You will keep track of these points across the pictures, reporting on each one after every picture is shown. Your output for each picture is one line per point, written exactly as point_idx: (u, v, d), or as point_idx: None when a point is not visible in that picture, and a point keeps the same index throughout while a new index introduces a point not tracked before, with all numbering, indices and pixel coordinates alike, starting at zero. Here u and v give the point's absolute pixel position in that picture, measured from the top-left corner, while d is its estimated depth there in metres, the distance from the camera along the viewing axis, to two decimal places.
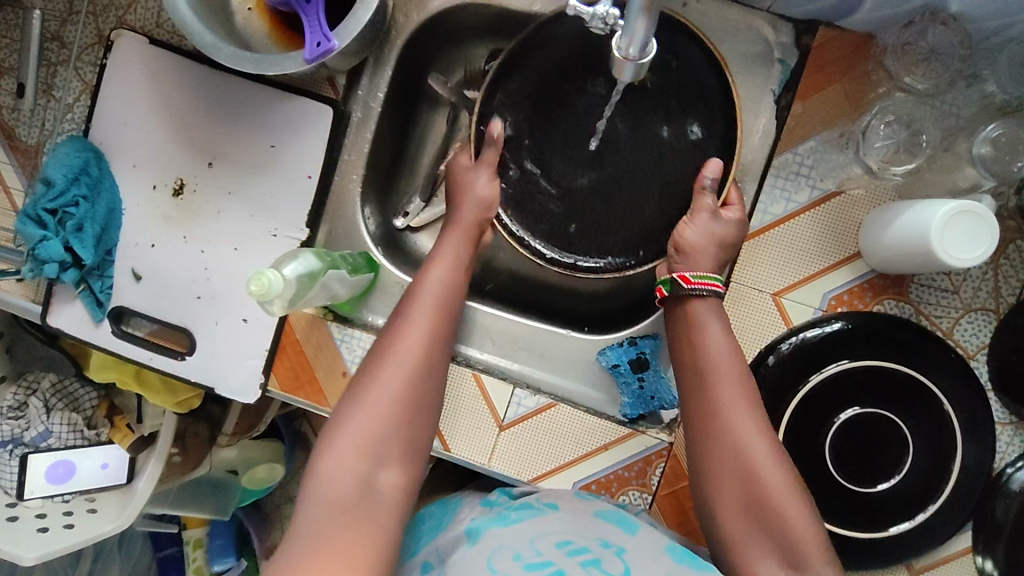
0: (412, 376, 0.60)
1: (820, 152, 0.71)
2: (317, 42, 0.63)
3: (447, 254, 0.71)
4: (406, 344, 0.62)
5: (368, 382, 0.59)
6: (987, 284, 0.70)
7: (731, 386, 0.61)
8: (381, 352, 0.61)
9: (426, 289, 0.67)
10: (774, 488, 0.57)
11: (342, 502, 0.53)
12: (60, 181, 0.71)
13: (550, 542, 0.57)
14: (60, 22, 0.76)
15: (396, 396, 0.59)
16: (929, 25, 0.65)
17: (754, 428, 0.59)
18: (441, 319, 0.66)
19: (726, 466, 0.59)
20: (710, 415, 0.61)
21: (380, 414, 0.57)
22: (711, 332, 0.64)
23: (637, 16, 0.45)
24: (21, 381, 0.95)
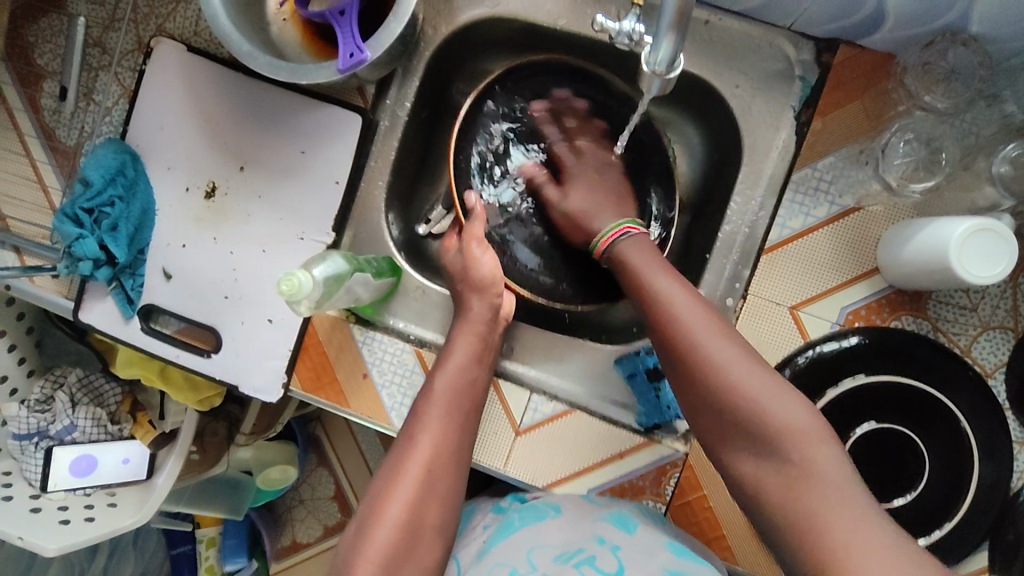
0: (419, 491, 0.61)
1: (839, 168, 0.72)
2: (350, 53, 0.65)
3: (457, 357, 0.70)
4: (414, 464, 0.62)
5: (383, 490, 0.61)
6: (1005, 302, 0.70)
7: (681, 297, 0.61)
8: (389, 475, 0.62)
9: (441, 394, 0.67)
10: (749, 388, 0.55)
11: None
12: (97, 181, 0.74)
13: (547, 554, 0.59)
14: (103, 29, 0.79)
15: (400, 515, 0.59)
16: (950, 45, 0.66)
17: (711, 328, 0.59)
18: (451, 428, 0.66)
19: (693, 384, 0.58)
20: (670, 341, 0.60)
21: (388, 539, 0.57)
22: (643, 262, 0.66)
23: (665, 32, 0.47)
24: (49, 376, 0.97)
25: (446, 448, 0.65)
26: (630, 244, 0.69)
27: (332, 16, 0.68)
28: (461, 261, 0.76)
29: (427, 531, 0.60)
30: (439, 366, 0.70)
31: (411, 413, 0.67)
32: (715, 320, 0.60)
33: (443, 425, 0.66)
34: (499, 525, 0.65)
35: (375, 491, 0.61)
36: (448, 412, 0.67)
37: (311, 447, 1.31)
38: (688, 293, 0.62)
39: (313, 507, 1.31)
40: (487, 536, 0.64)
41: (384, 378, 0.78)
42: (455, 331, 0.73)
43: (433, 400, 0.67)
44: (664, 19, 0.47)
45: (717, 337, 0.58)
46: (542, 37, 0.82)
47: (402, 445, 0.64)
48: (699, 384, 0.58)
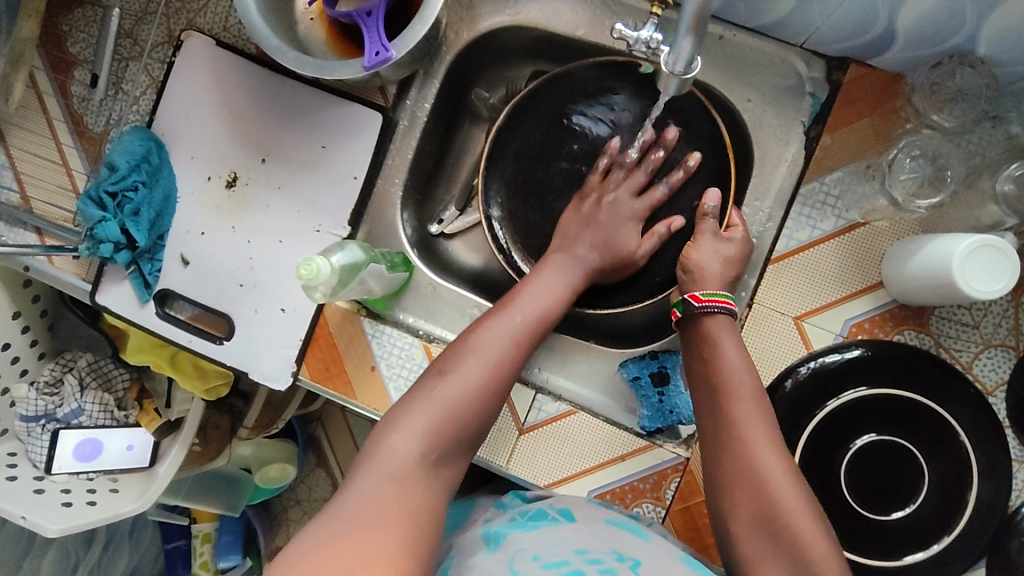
0: (498, 381, 0.64)
1: (847, 183, 0.73)
2: (376, 51, 0.68)
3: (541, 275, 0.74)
4: (502, 352, 0.65)
5: (462, 360, 0.63)
6: (1007, 321, 0.71)
7: (742, 401, 0.63)
8: (471, 350, 0.65)
9: (534, 301, 0.71)
10: (789, 509, 0.57)
11: (402, 474, 0.56)
12: (123, 166, 0.76)
13: (568, 548, 0.59)
14: (135, 21, 0.81)
15: (477, 386, 0.62)
16: (957, 67, 0.68)
17: (762, 439, 0.61)
18: (534, 333, 0.69)
19: (737, 489, 0.60)
20: (726, 445, 0.62)
21: (460, 400, 0.61)
22: (728, 352, 0.66)
23: (683, 35, 0.49)
24: (59, 359, 0.98)
25: (526, 344, 0.68)
26: (723, 322, 0.68)
27: (359, 17, 0.70)
28: (611, 217, 0.78)
29: (492, 412, 0.63)
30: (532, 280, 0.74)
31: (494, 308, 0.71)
32: (776, 436, 0.61)
33: (532, 330, 0.69)
34: (508, 522, 0.66)
35: (448, 356, 0.64)
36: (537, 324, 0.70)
37: (310, 445, 1.31)
38: (755, 394, 0.63)
39: (309, 507, 1.30)
40: (497, 528, 0.65)
41: (391, 372, 0.79)
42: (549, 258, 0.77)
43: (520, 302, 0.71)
44: (683, 23, 0.48)
45: (770, 452, 0.60)
46: (559, 46, 0.84)
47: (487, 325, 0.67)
48: (741, 494, 0.60)
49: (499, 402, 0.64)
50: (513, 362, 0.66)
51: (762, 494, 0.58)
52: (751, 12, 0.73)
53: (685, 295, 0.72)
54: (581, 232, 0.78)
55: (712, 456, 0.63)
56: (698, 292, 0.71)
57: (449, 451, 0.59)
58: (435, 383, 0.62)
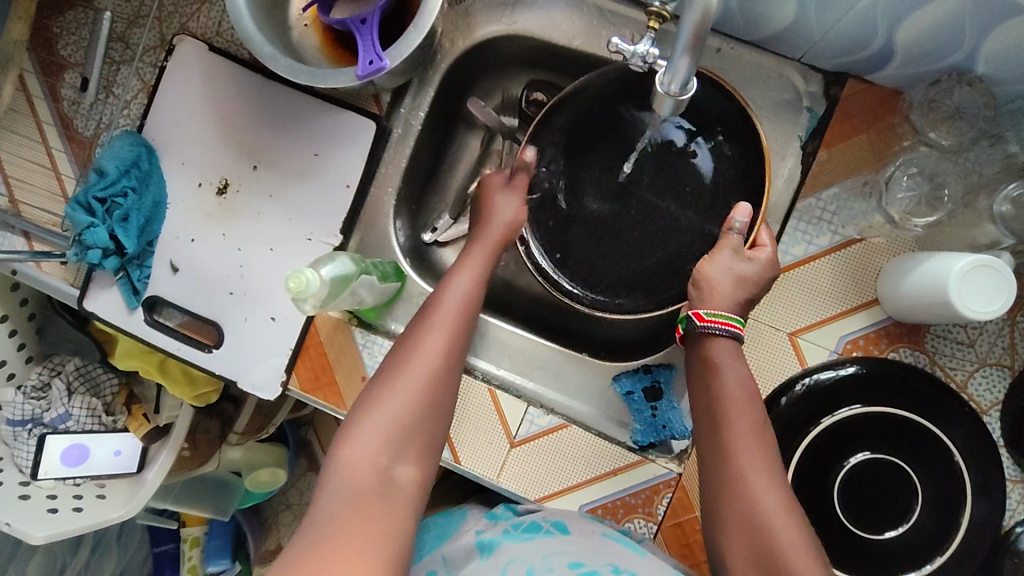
0: (441, 373, 0.62)
1: (843, 200, 0.73)
2: (370, 60, 0.67)
3: (470, 263, 0.72)
4: (438, 344, 0.64)
5: (403, 360, 0.62)
6: (1002, 340, 0.71)
7: (741, 427, 0.62)
8: (408, 349, 0.63)
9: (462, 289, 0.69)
10: (784, 540, 0.55)
11: (363, 490, 0.54)
12: (112, 172, 0.75)
13: (563, 561, 0.58)
14: (127, 24, 0.80)
15: (420, 383, 0.61)
16: (956, 85, 0.67)
17: (758, 466, 0.60)
18: (470, 318, 0.68)
19: (732, 520, 0.59)
20: (723, 474, 0.61)
21: (404, 400, 0.59)
22: (730, 376, 0.65)
23: (680, 54, 0.48)
24: (47, 363, 0.97)
25: (464, 332, 0.66)
26: (726, 345, 0.67)
27: (354, 25, 0.69)
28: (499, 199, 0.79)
29: (440, 405, 0.61)
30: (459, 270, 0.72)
31: (424, 304, 0.69)
32: (773, 464, 0.60)
33: (466, 317, 0.67)
34: (502, 532, 0.66)
35: (390, 361, 0.63)
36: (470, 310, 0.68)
37: (301, 451, 1.30)
38: (756, 420, 0.63)
39: (299, 513, 1.29)
40: (491, 538, 0.65)
41: None
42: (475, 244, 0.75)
43: (449, 292, 0.68)
44: (680, 42, 0.48)
45: (764, 474, 0.59)
46: (556, 55, 0.83)
47: (420, 322, 0.66)
48: (733, 526, 0.59)
49: (447, 394, 0.62)
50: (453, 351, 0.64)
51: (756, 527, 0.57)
52: (750, 26, 0.72)
53: (689, 312, 0.70)
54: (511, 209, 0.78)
55: (711, 486, 0.62)
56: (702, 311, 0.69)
57: (408, 452, 0.58)
58: (379, 389, 0.60)
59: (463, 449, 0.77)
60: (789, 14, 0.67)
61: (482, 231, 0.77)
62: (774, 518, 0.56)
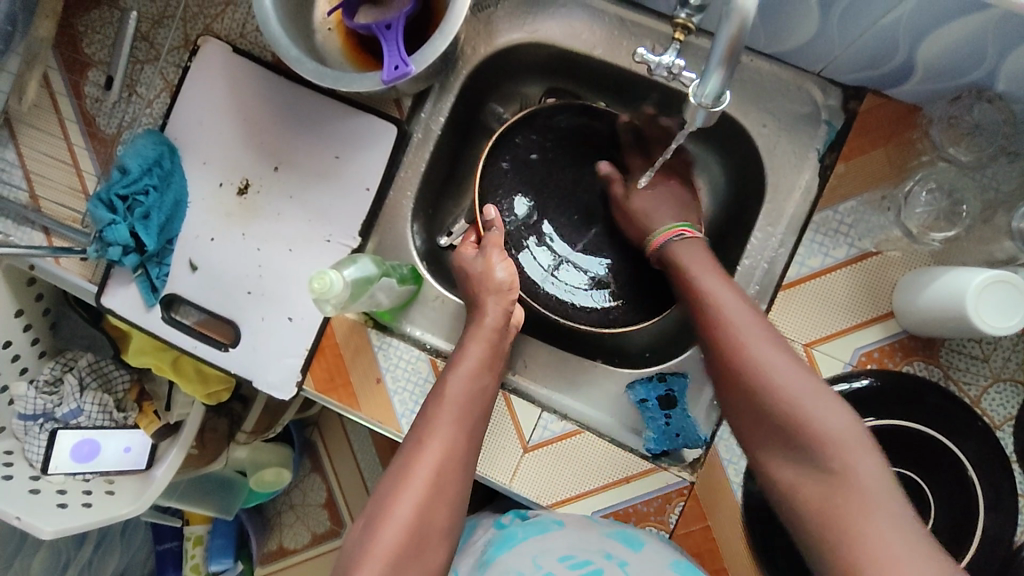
0: (429, 495, 0.60)
1: (860, 213, 0.73)
2: (395, 65, 0.67)
3: (467, 361, 0.70)
4: (423, 466, 0.61)
5: (392, 486, 0.60)
6: (1017, 356, 0.71)
7: (722, 294, 0.66)
8: (397, 474, 0.61)
9: (453, 395, 0.67)
10: (773, 371, 0.58)
11: None
12: (135, 170, 0.76)
13: (553, 559, 0.60)
14: (152, 24, 0.81)
15: (407, 519, 0.58)
16: (975, 102, 0.68)
17: (743, 319, 0.63)
18: (462, 420, 0.66)
19: (733, 382, 0.61)
20: (721, 349, 0.62)
21: (393, 539, 0.57)
22: (699, 266, 0.70)
23: (715, 67, 0.49)
24: (60, 359, 0.98)
25: (454, 441, 0.64)
26: (682, 245, 0.74)
27: (378, 30, 0.70)
28: (480, 269, 0.77)
29: (431, 541, 0.59)
30: (449, 370, 0.70)
31: (421, 414, 0.67)
32: (756, 315, 0.64)
33: (453, 430, 0.65)
34: (502, 538, 0.67)
35: (382, 491, 0.61)
36: (461, 415, 0.66)
37: (306, 451, 1.30)
38: (730, 287, 0.67)
39: (302, 514, 1.30)
40: (491, 550, 0.65)
41: (397, 385, 0.78)
42: (467, 337, 0.73)
43: (446, 401, 0.67)
44: (715, 55, 0.49)
45: (750, 324, 0.62)
46: (572, 63, 0.84)
47: (410, 449, 0.63)
48: (728, 380, 0.61)
49: (439, 523, 0.60)
50: (441, 475, 0.62)
51: (755, 386, 0.59)
52: (772, 39, 0.73)
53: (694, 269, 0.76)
54: (506, 269, 0.77)
55: (713, 364, 0.63)
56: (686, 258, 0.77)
57: None
58: (369, 526, 0.58)
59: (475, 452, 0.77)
60: (811, 27, 0.67)
61: (475, 328, 0.73)
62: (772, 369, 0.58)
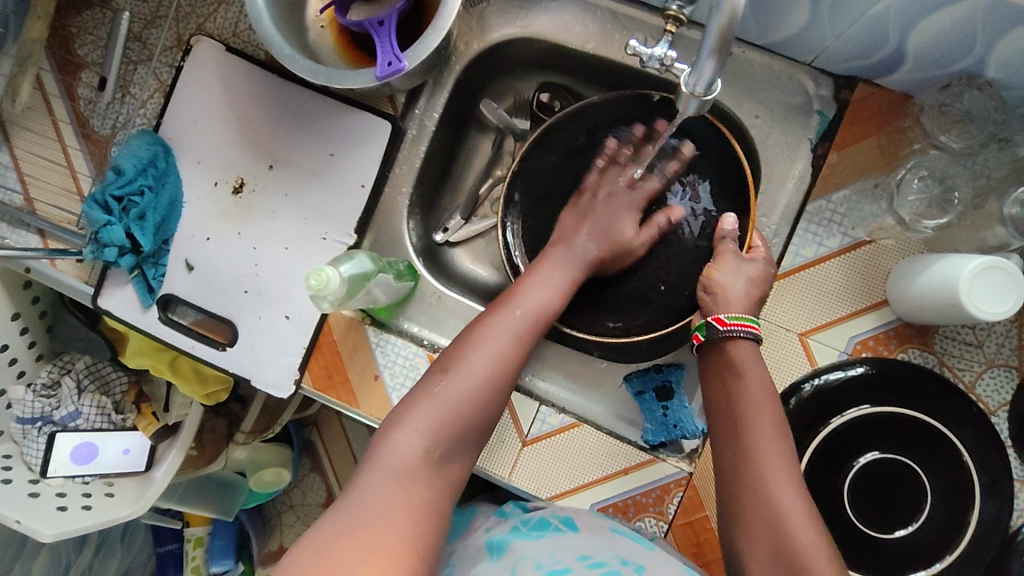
0: (510, 358, 0.63)
1: (853, 202, 0.74)
2: (389, 61, 0.67)
3: (562, 257, 0.73)
4: (511, 332, 0.64)
5: (474, 341, 0.63)
6: (1010, 341, 0.72)
7: (766, 430, 0.63)
8: (483, 331, 0.64)
9: (542, 282, 0.70)
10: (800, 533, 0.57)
11: (405, 471, 0.55)
12: (129, 171, 0.76)
13: (571, 553, 0.60)
14: (144, 24, 0.81)
15: (485, 377, 0.61)
16: (966, 89, 0.68)
17: (781, 466, 0.61)
18: (552, 304, 0.69)
19: (758, 527, 0.59)
20: (746, 473, 0.62)
21: (469, 392, 0.60)
22: (753, 380, 0.66)
23: (706, 58, 0.50)
24: (57, 362, 0.97)
25: (540, 324, 0.67)
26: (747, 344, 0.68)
27: (372, 26, 0.70)
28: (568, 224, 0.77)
29: (497, 407, 0.62)
30: (540, 263, 0.73)
31: (509, 290, 0.70)
32: (791, 462, 0.62)
33: (542, 309, 0.68)
34: (511, 529, 0.66)
35: (463, 343, 0.64)
36: (550, 300, 0.69)
37: (305, 451, 1.30)
38: (775, 420, 0.64)
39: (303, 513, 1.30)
40: (499, 535, 0.65)
41: (395, 381, 0.78)
42: (556, 245, 0.75)
43: (539, 287, 0.69)
44: (706, 45, 0.49)
45: (785, 474, 0.61)
46: (567, 58, 0.84)
47: (496, 313, 0.66)
48: (757, 522, 0.59)
49: (499, 400, 0.62)
50: (522, 347, 0.65)
51: (767, 514, 0.59)
52: (762, 30, 0.74)
53: (708, 318, 0.70)
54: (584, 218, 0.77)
55: (729, 484, 0.63)
56: (722, 316, 0.69)
57: (457, 443, 0.59)
58: (441, 373, 0.61)
59: None
60: (802, 18, 0.68)
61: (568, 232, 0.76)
62: (778, 478, 0.60)
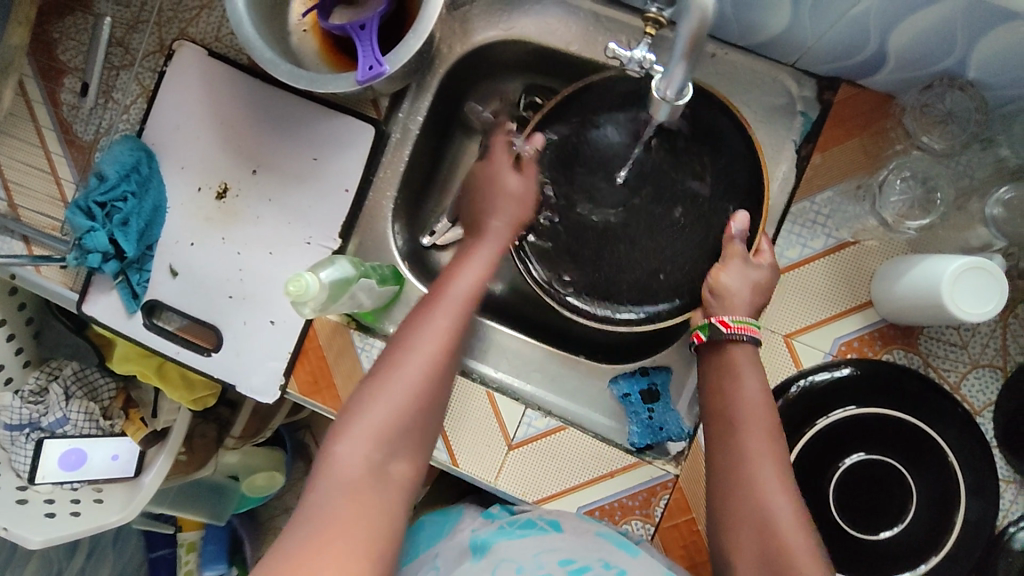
0: (446, 348, 0.61)
1: (837, 203, 0.73)
2: (369, 65, 0.67)
3: (489, 241, 0.71)
4: (442, 322, 0.62)
5: (406, 338, 0.61)
6: (995, 341, 0.72)
7: (758, 432, 0.62)
8: (414, 326, 0.62)
9: (471, 268, 0.67)
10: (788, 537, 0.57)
11: (353, 485, 0.53)
12: (112, 177, 0.76)
13: (554, 557, 0.59)
14: (126, 29, 0.80)
15: (420, 375, 0.59)
16: (947, 90, 0.68)
17: (773, 468, 0.60)
18: (481, 288, 0.66)
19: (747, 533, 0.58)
20: (736, 476, 0.61)
21: (407, 390, 0.58)
22: (748, 384, 0.65)
23: (677, 61, 0.50)
24: (44, 368, 0.97)
25: (471, 309, 0.65)
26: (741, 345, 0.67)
27: (353, 30, 0.70)
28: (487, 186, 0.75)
29: (439, 401, 0.60)
30: (470, 249, 0.70)
31: (437, 280, 0.67)
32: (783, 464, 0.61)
33: (473, 294, 0.65)
34: (496, 531, 0.65)
35: (396, 342, 0.61)
36: (479, 284, 0.66)
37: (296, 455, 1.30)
38: (768, 421, 0.63)
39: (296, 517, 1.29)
40: (482, 537, 0.64)
41: None
42: (488, 224, 0.72)
43: (464, 273, 0.67)
44: (677, 50, 0.49)
45: (776, 476, 0.60)
46: (551, 60, 0.84)
47: (426, 306, 0.64)
48: (744, 527, 0.59)
49: (440, 396, 0.60)
50: (456, 335, 0.62)
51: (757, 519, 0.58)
52: (745, 32, 0.73)
53: (712, 318, 0.69)
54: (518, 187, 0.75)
55: (718, 487, 0.63)
56: (727, 317, 0.68)
57: (403, 445, 0.57)
58: (379, 376, 0.59)
59: (460, 452, 0.77)
60: (783, 19, 0.68)
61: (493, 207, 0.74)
62: (767, 482, 0.60)
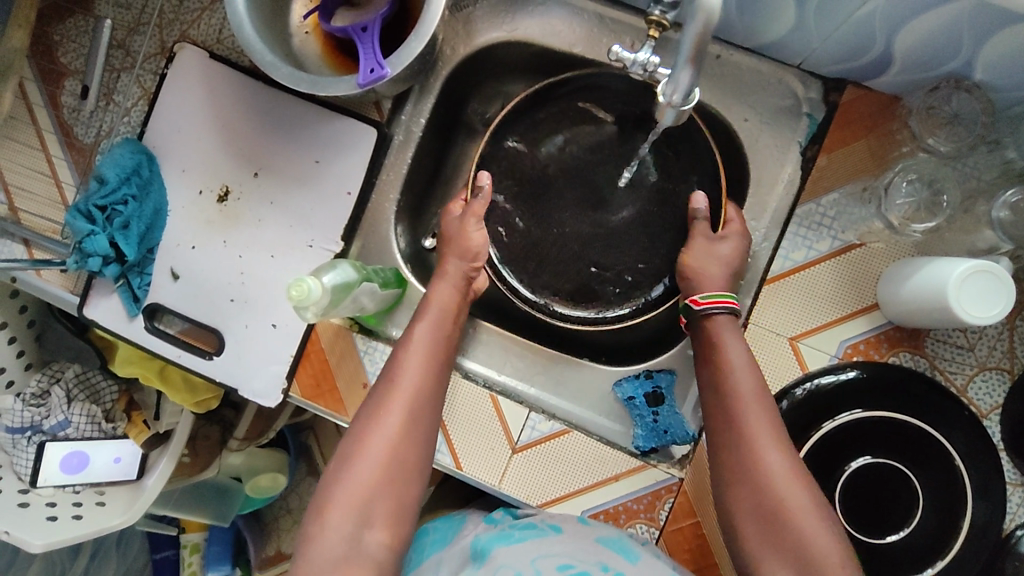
0: (405, 422, 0.64)
1: (843, 205, 0.73)
2: (371, 68, 0.67)
3: (432, 310, 0.73)
4: (398, 399, 0.65)
5: (369, 420, 0.63)
6: (1001, 344, 0.71)
7: (751, 401, 0.63)
8: (372, 408, 0.64)
9: (419, 341, 0.70)
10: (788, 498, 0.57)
11: (335, 563, 0.56)
12: (112, 179, 0.75)
13: (552, 563, 0.58)
14: (127, 31, 0.80)
15: (384, 454, 0.61)
16: (953, 92, 0.68)
17: (768, 433, 0.61)
18: (432, 360, 0.69)
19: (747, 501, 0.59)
20: (733, 446, 0.62)
21: (373, 470, 0.60)
22: (732, 353, 0.66)
23: (683, 65, 0.49)
24: (46, 371, 0.97)
25: (425, 382, 0.67)
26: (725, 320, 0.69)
27: (355, 32, 0.70)
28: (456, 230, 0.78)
29: (409, 473, 0.62)
30: (418, 318, 0.72)
31: (390, 357, 0.69)
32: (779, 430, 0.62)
33: (423, 367, 0.68)
34: (498, 534, 0.65)
35: (361, 422, 0.64)
36: (428, 359, 0.69)
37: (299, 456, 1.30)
38: (758, 388, 0.64)
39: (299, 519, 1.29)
40: (484, 542, 0.64)
41: None
42: (433, 287, 0.75)
43: (411, 348, 0.69)
44: (682, 53, 0.48)
45: (772, 442, 0.60)
46: (554, 62, 0.84)
47: (382, 385, 0.66)
48: (744, 500, 0.59)
49: (408, 471, 0.62)
50: (413, 408, 0.65)
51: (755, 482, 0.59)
52: (749, 34, 0.73)
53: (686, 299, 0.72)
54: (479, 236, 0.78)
55: (716, 463, 0.63)
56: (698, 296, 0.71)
57: (377, 518, 0.59)
58: (347, 459, 0.61)
59: (464, 455, 0.77)
60: (788, 21, 0.67)
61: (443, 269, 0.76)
62: (762, 447, 0.60)
